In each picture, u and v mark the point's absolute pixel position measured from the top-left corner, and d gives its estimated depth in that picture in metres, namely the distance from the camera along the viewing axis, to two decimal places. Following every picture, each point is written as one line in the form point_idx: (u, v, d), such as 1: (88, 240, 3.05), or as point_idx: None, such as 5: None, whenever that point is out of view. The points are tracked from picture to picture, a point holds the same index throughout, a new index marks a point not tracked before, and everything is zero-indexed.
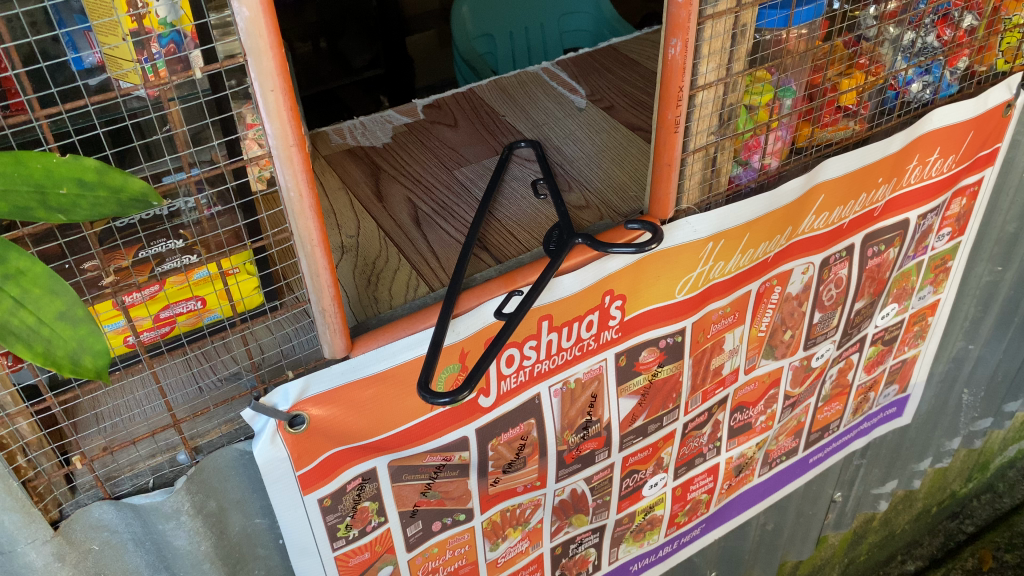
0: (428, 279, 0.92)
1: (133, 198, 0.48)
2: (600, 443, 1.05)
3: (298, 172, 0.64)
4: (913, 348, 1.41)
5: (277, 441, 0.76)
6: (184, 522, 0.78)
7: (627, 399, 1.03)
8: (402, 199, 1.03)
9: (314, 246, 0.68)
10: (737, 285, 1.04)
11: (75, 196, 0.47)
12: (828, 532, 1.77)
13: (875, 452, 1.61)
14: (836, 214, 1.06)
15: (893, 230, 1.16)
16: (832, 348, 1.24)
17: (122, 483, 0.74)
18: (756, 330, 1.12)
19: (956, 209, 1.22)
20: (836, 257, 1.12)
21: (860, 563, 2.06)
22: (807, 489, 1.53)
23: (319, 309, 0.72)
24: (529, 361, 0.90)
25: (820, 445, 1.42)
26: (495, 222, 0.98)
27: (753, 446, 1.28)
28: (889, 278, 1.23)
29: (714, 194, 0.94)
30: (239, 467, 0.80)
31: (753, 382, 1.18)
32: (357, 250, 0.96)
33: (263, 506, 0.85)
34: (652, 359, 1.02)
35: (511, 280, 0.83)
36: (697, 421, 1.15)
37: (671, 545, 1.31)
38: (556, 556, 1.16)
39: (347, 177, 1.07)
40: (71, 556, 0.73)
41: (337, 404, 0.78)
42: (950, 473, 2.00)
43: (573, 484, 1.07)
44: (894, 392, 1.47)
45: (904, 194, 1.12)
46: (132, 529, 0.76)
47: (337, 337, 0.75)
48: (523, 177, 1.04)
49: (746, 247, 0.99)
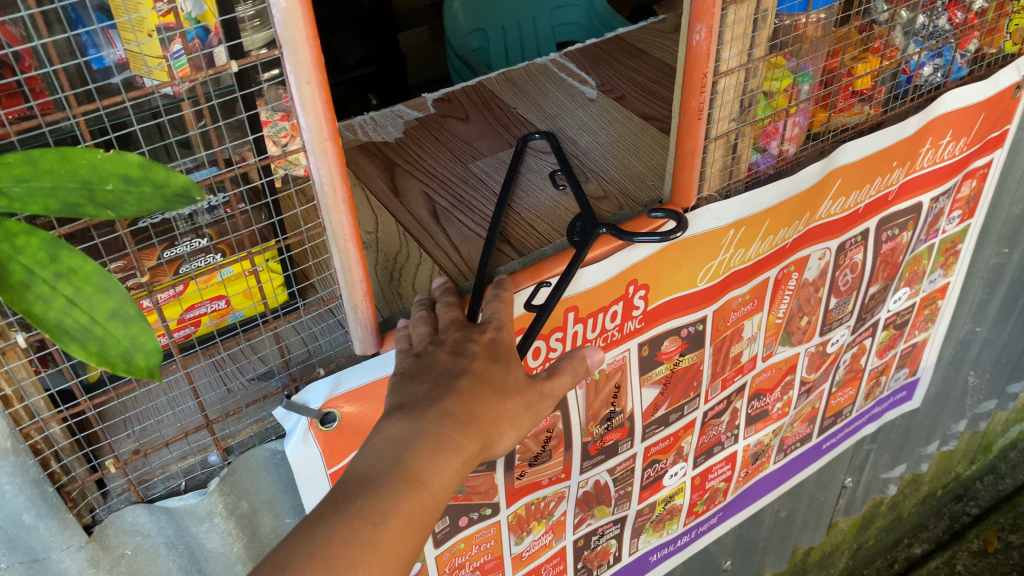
0: (451, 272, 0.91)
1: (178, 194, 0.47)
2: (623, 434, 1.05)
3: (333, 166, 0.63)
4: (923, 332, 1.42)
5: (309, 439, 0.76)
6: (217, 524, 0.77)
7: (649, 389, 1.03)
8: (418, 194, 1.02)
9: (347, 240, 0.68)
10: (756, 271, 1.04)
11: (121, 192, 0.46)
12: (839, 518, 1.78)
13: (885, 437, 1.62)
14: (853, 199, 1.06)
15: (907, 214, 1.16)
16: (847, 333, 1.25)
17: (154, 486, 0.73)
18: (774, 317, 1.12)
19: (966, 191, 1.23)
20: (851, 243, 1.12)
21: (868, 548, 2.07)
22: (820, 475, 1.53)
23: (351, 305, 0.72)
24: (555, 354, 0.90)
25: (832, 430, 1.42)
26: (515, 215, 0.97)
27: (770, 433, 1.28)
28: (902, 262, 1.23)
29: (735, 180, 0.94)
30: (270, 466, 0.79)
31: (771, 368, 1.18)
32: (376, 245, 0.95)
33: (294, 507, 0.84)
34: (674, 348, 1.02)
35: (539, 271, 0.82)
36: (716, 409, 1.15)
37: (689, 534, 1.31)
38: (578, 549, 1.15)
39: (361, 173, 1.06)
40: (105, 562, 0.72)
41: (367, 401, 0.78)
42: (955, 456, 2.02)
43: (597, 475, 1.07)
44: (904, 375, 1.47)
45: (917, 177, 1.12)
46: (165, 533, 0.75)
47: (368, 334, 0.74)
48: (539, 169, 1.04)
49: (766, 233, 0.99)
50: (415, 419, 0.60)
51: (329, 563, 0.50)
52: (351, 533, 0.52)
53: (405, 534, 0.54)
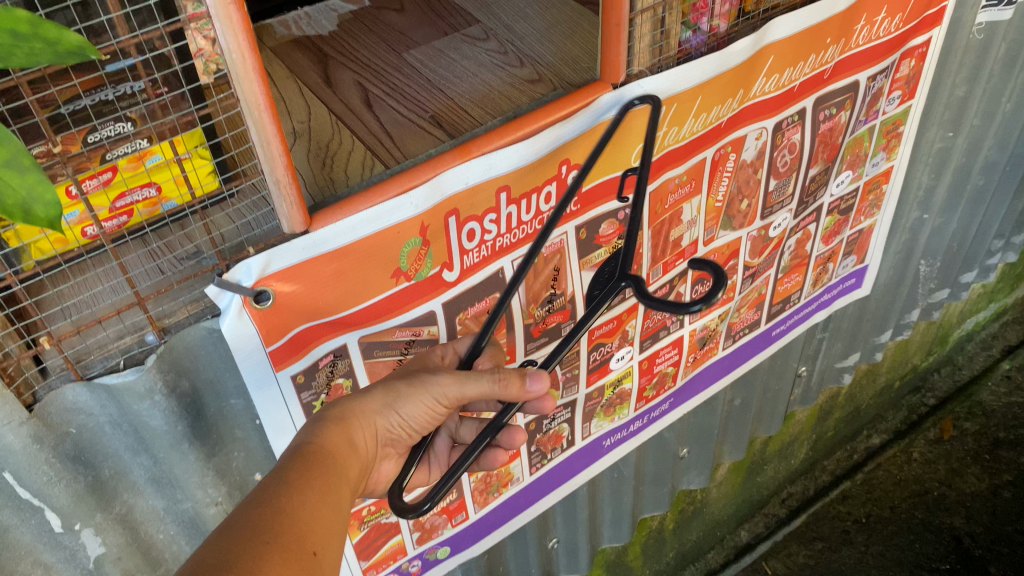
0: (383, 158, 0.91)
1: (72, 53, 0.38)
2: (566, 316, 1.08)
3: (238, 32, 0.63)
4: (869, 218, 1.44)
5: (244, 316, 0.77)
6: (158, 402, 0.80)
7: (590, 272, 1.06)
8: (351, 83, 1.02)
9: (261, 110, 0.68)
10: (691, 152, 1.04)
11: (10, 46, 0.36)
12: (795, 408, 1.84)
13: (837, 325, 1.66)
14: (787, 76, 1.06)
15: (843, 93, 1.17)
16: (789, 218, 1.27)
17: (93, 365, 0.74)
18: (713, 200, 1.13)
19: (905, 71, 1.23)
20: (788, 122, 1.13)
21: (827, 438, 2.14)
22: (773, 362, 1.58)
23: (273, 179, 0.73)
24: (490, 236, 0.93)
25: (782, 317, 1.45)
26: (448, 100, 0.97)
27: (716, 318, 1.30)
28: (842, 143, 1.24)
29: (665, 57, 0.94)
30: (208, 346, 0.81)
31: (713, 253, 1.21)
32: (308, 134, 0.95)
33: (236, 386, 0.86)
34: (612, 231, 1.04)
35: (466, 151, 0.85)
36: (659, 293, 1.18)
37: (642, 419, 1.35)
38: (530, 433, 1.18)
39: (293, 66, 1.06)
40: (49, 440, 0.75)
41: (301, 280, 0.79)
42: (911, 346, 2.07)
43: (542, 358, 1.10)
44: (852, 263, 1.50)
45: (851, 56, 1.12)
46: (108, 411, 0.77)
47: (294, 211, 0.75)
48: (474, 56, 1.04)
49: (699, 110, 0.99)
50: (315, 429, 0.70)
51: (296, 490, 0.61)
52: (280, 488, 0.60)
53: (328, 496, 0.63)
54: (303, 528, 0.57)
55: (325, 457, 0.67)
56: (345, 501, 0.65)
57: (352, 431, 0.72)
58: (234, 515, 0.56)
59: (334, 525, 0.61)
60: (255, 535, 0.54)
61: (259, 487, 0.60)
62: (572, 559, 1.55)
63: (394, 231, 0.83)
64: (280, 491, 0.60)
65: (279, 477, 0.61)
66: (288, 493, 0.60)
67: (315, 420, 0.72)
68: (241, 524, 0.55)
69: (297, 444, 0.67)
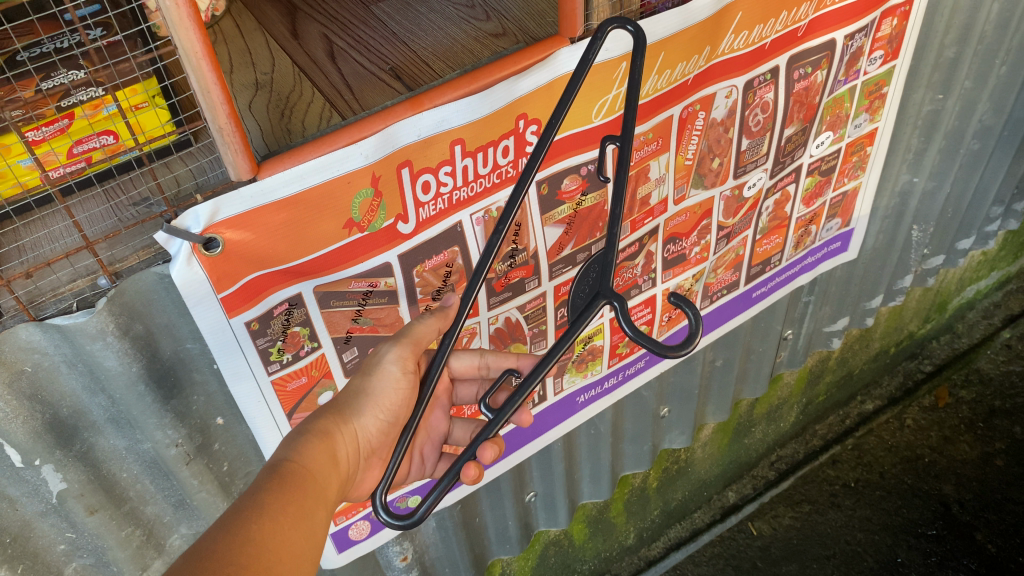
0: (340, 110, 0.91)
1: None
2: (528, 272, 1.09)
3: None
4: (853, 179, 1.43)
5: (193, 262, 0.77)
6: (110, 343, 0.83)
7: (552, 228, 1.07)
8: (317, 36, 1.03)
9: (199, 58, 0.67)
10: (657, 109, 1.03)
11: None
12: (782, 370, 1.84)
13: (823, 289, 1.65)
14: (756, 33, 1.05)
15: (820, 51, 1.16)
16: (764, 177, 1.27)
17: (45, 306, 0.76)
18: (682, 158, 1.13)
19: (887, 30, 1.21)
20: (760, 80, 1.12)
21: (819, 402, 2.14)
22: (755, 324, 1.58)
23: (217, 128, 0.72)
24: (446, 189, 0.94)
25: (762, 279, 1.45)
26: (410, 53, 0.98)
27: (690, 278, 1.31)
28: (820, 103, 1.23)
29: (626, 10, 0.94)
30: (161, 291, 0.83)
31: (685, 213, 1.21)
32: (270, 85, 0.95)
33: (193, 331, 0.89)
34: (575, 187, 1.05)
35: (419, 103, 0.85)
36: (629, 251, 1.17)
37: (615, 376, 1.37)
38: None
39: (263, 19, 1.08)
40: (3, 376, 0.77)
41: (250, 228, 0.80)
42: (906, 312, 2.06)
43: (507, 312, 1.12)
44: (837, 226, 1.50)
45: (827, 14, 1.11)
46: (62, 351, 0.80)
47: (240, 158, 0.75)
48: (440, 10, 1.05)
49: (662, 67, 0.98)
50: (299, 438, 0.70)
51: (265, 516, 0.58)
52: (249, 513, 0.57)
53: (300, 524, 0.60)
54: (264, 561, 0.54)
55: (304, 476, 0.65)
56: (319, 525, 0.63)
57: (332, 445, 0.72)
58: (199, 542, 0.53)
59: (304, 555, 0.58)
60: (219, 563, 0.51)
61: (230, 511, 0.57)
62: (550, 513, 1.58)
63: (344, 180, 0.84)
64: (252, 516, 0.57)
65: (253, 502, 0.58)
66: (258, 519, 0.57)
67: (298, 433, 0.71)
68: (207, 551, 0.52)
69: (277, 460, 0.65)
